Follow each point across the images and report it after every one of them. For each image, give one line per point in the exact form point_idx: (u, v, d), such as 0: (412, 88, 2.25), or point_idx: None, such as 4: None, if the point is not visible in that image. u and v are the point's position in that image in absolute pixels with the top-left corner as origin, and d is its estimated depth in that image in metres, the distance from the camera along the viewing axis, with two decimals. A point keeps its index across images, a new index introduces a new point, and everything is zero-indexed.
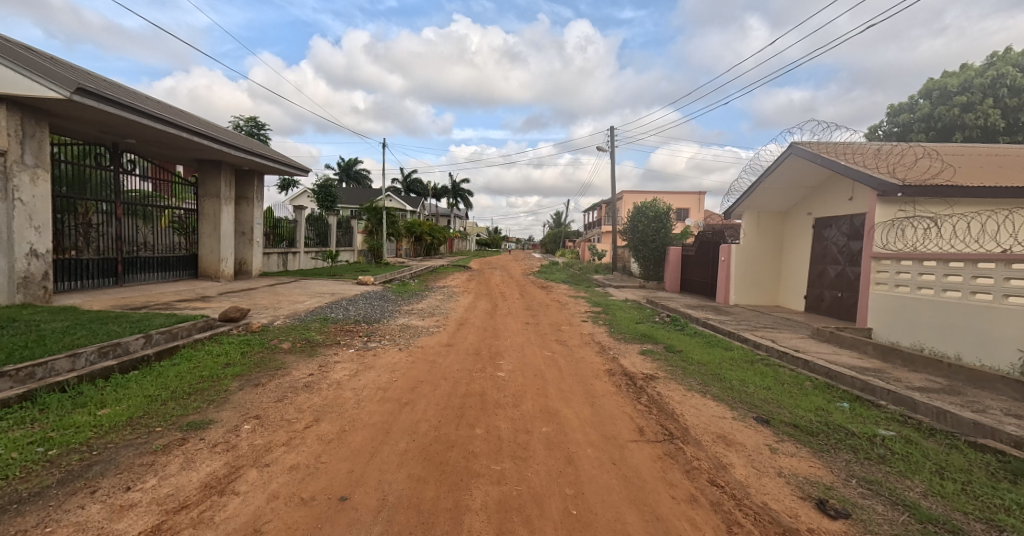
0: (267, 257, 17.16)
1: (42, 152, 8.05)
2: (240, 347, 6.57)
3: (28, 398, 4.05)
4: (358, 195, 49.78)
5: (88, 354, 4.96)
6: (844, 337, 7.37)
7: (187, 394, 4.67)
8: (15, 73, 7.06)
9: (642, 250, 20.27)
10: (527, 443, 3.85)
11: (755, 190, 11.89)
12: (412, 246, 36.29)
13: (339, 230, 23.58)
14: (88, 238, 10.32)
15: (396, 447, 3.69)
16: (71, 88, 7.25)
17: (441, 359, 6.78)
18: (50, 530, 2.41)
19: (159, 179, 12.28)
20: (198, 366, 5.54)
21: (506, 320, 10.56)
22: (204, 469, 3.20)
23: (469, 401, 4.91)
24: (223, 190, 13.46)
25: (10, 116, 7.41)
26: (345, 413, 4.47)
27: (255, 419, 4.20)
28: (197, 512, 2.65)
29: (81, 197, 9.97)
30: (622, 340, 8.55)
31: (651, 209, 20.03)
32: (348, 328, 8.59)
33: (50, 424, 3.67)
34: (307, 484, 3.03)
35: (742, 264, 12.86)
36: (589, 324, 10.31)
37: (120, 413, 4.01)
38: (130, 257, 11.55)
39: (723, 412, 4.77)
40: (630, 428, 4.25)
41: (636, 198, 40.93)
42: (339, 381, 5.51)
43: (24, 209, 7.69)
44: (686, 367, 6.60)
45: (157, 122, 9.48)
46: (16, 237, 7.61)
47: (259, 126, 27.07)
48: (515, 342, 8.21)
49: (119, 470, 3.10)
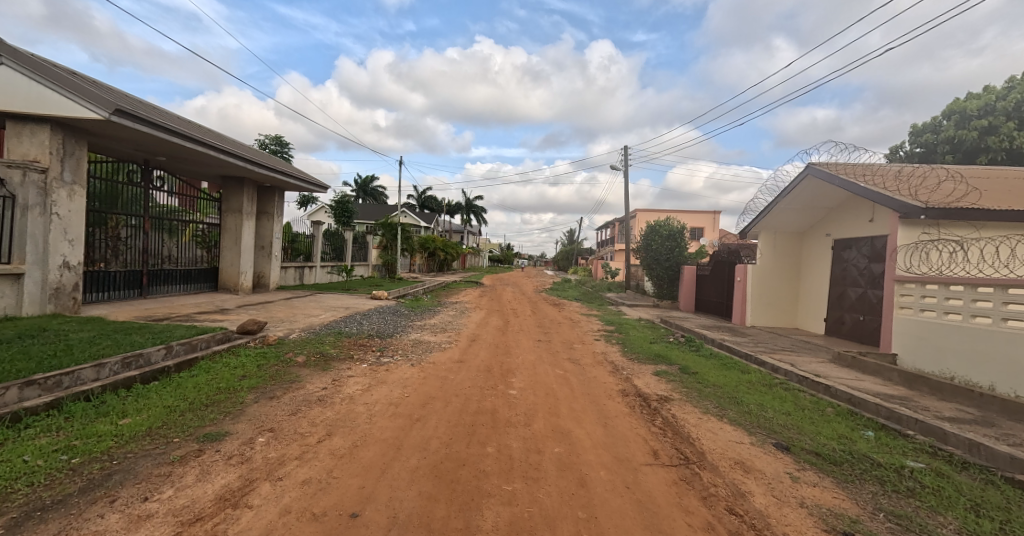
0: (285, 271, 17.48)
1: (79, 169, 8.41)
2: (257, 360, 6.65)
3: (54, 406, 4.16)
4: (373, 211, 50.76)
5: (112, 364, 5.08)
6: (867, 363, 7.18)
7: (204, 405, 4.74)
8: (60, 96, 7.44)
9: (656, 268, 20.12)
10: (539, 463, 3.81)
11: (771, 209, 11.76)
12: (425, 261, 36.75)
13: (355, 245, 24.00)
14: (116, 250, 10.66)
15: (407, 464, 3.69)
16: (109, 109, 7.59)
17: (452, 375, 6.77)
18: None
19: (186, 195, 12.68)
20: (215, 378, 5.63)
21: (517, 337, 10.49)
22: (219, 481, 3.23)
23: (480, 418, 4.90)
24: (245, 206, 13.88)
25: (53, 135, 7.78)
26: (356, 428, 4.50)
27: (270, 432, 4.23)
28: (211, 524, 2.67)
29: (111, 211, 10.33)
30: (635, 360, 8.42)
31: (664, 227, 19.97)
32: (361, 342, 8.67)
33: (74, 433, 3.76)
34: (318, 500, 3.03)
35: (758, 285, 12.68)
36: (601, 343, 10.22)
37: (141, 424, 4.08)
38: (155, 270, 11.87)
39: (741, 436, 4.66)
40: (644, 451, 4.18)
41: (648, 216, 40.94)
42: (351, 396, 5.54)
43: (61, 222, 8.02)
44: (702, 389, 6.47)
45: (186, 140, 9.79)
46: (51, 250, 7.90)
47: (283, 144, 28.12)
48: (527, 360, 8.14)
49: (137, 481, 3.14)
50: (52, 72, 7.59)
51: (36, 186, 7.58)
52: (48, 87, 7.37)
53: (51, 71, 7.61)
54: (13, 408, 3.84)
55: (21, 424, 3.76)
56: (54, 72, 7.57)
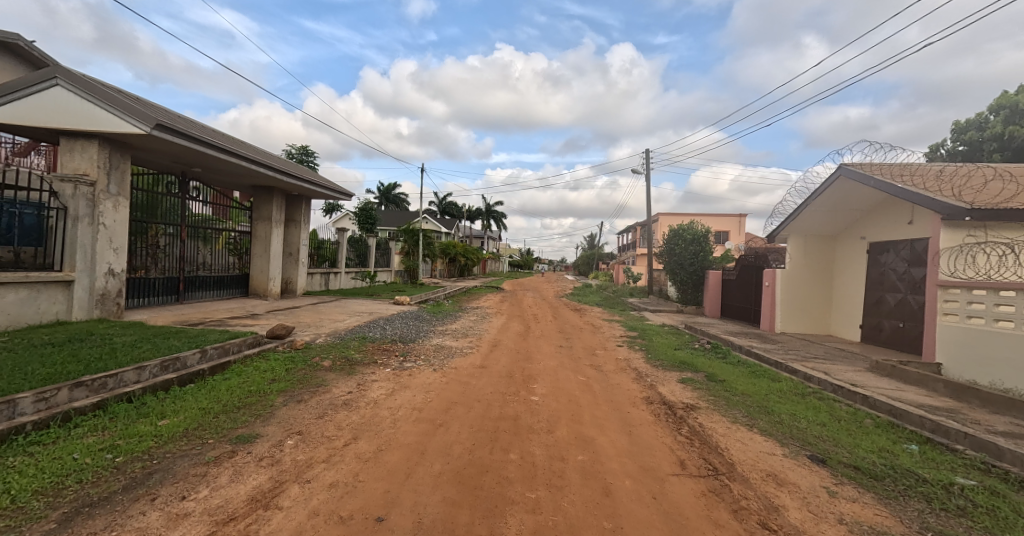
0: (311, 277, 17.90)
1: (124, 182, 8.86)
2: (285, 364, 6.82)
3: (100, 407, 4.38)
4: (395, 218, 51.55)
5: (151, 367, 5.30)
6: (908, 372, 6.88)
7: (237, 408, 4.90)
8: (108, 113, 7.87)
9: (679, 272, 19.78)
10: (563, 471, 3.79)
11: (801, 212, 11.44)
12: (446, 266, 37.06)
13: (378, 251, 24.40)
14: (155, 258, 11.14)
15: (431, 469, 3.72)
16: (151, 124, 7.98)
17: (474, 381, 6.79)
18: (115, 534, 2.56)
19: (220, 205, 13.15)
20: (247, 381, 5.81)
21: (539, 343, 10.45)
22: (251, 482, 3.33)
23: (502, 424, 4.90)
24: (274, 214, 14.31)
25: (101, 150, 8.24)
26: (381, 432, 4.57)
27: (298, 435, 4.33)
28: (244, 524, 2.75)
29: (151, 221, 10.81)
30: (659, 367, 8.28)
31: (688, 231, 19.63)
32: (384, 347, 8.80)
33: (118, 432, 3.94)
34: (345, 503, 3.09)
35: (788, 290, 12.31)
36: (624, 349, 10.08)
37: (178, 425, 4.24)
38: (191, 276, 12.35)
39: (773, 447, 4.53)
40: (670, 461, 4.10)
41: (671, 220, 40.33)
42: (375, 400, 5.63)
43: (106, 232, 8.45)
44: (730, 397, 6.32)
45: (220, 152, 10.18)
46: (98, 258, 8.32)
47: (309, 154, 28.90)
48: (549, 366, 8.09)
49: (175, 480, 3.26)
50: (101, 91, 8.04)
51: (86, 198, 7.99)
52: (97, 104, 7.81)
53: (100, 89, 8.07)
54: (64, 407, 4.06)
55: (70, 423, 3.97)
56: (102, 90, 8.02)
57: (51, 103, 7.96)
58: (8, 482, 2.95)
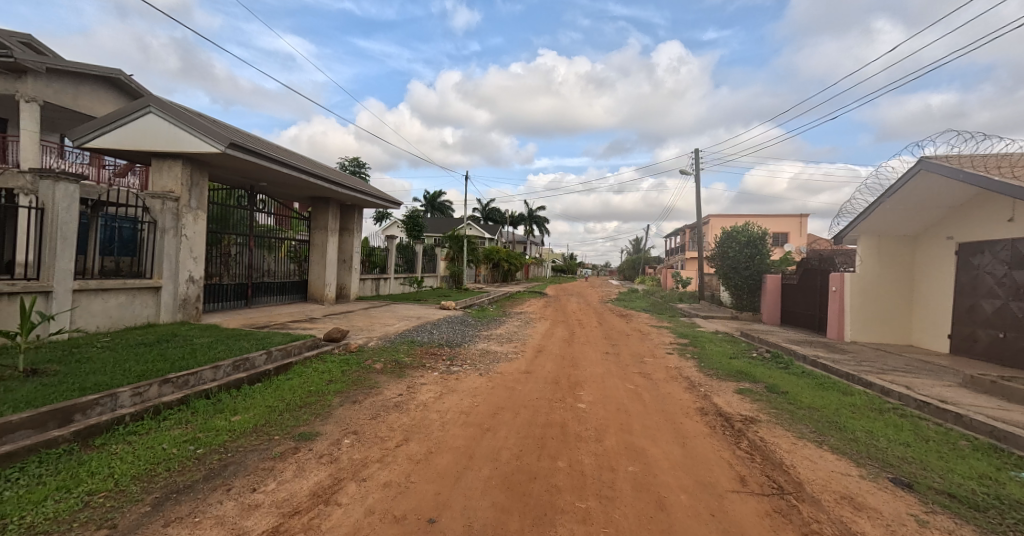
0: (362, 282, 18.65)
1: (203, 197, 9.66)
2: (341, 366, 7.14)
3: (184, 402, 4.78)
4: (441, 224, 52.71)
5: (225, 367, 5.72)
6: (1010, 389, 6.18)
7: (299, 407, 5.17)
8: (190, 135, 8.64)
9: (733, 277, 18.89)
10: (613, 481, 3.70)
11: (874, 211, 10.60)
12: (490, 272, 37.38)
13: (425, 257, 25.04)
14: (227, 265, 12.03)
15: (479, 474, 3.75)
16: (225, 143, 8.66)
17: (520, 386, 6.79)
18: (199, 520, 2.78)
19: (282, 215, 14.01)
20: (307, 381, 6.13)
21: (584, 349, 10.29)
22: (313, 478, 3.50)
23: (549, 431, 4.86)
24: (330, 223, 15.05)
25: (184, 169, 9.05)
26: (431, 434, 4.66)
27: (354, 435, 4.51)
28: (308, 518, 2.90)
29: (224, 231, 11.69)
30: (714, 377, 7.92)
31: (743, 234, 18.73)
32: (432, 351, 8.99)
33: (198, 426, 4.28)
34: (398, 503, 3.17)
35: (861, 296, 11.43)
36: (674, 357, 9.74)
37: (249, 421, 4.54)
38: (257, 282, 13.23)
39: (847, 468, 4.21)
40: (729, 477, 3.91)
41: (723, 222, 38.64)
42: (425, 403, 5.75)
43: (188, 242, 9.22)
44: (795, 411, 5.94)
45: (284, 167, 10.88)
46: (181, 266, 9.09)
47: (361, 165, 30.19)
48: (595, 373, 7.96)
49: (247, 472, 3.49)
50: (184, 115, 8.83)
51: (171, 212, 8.80)
52: (181, 127, 8.59)
53: (183, 113, 8.86)
54: (154, 401, 4.48)
55: (159, 416, 4.37)
56: (185, 114, 8.80)
57: (145, 129, 8.80)
58: (111, 467, 3.30)
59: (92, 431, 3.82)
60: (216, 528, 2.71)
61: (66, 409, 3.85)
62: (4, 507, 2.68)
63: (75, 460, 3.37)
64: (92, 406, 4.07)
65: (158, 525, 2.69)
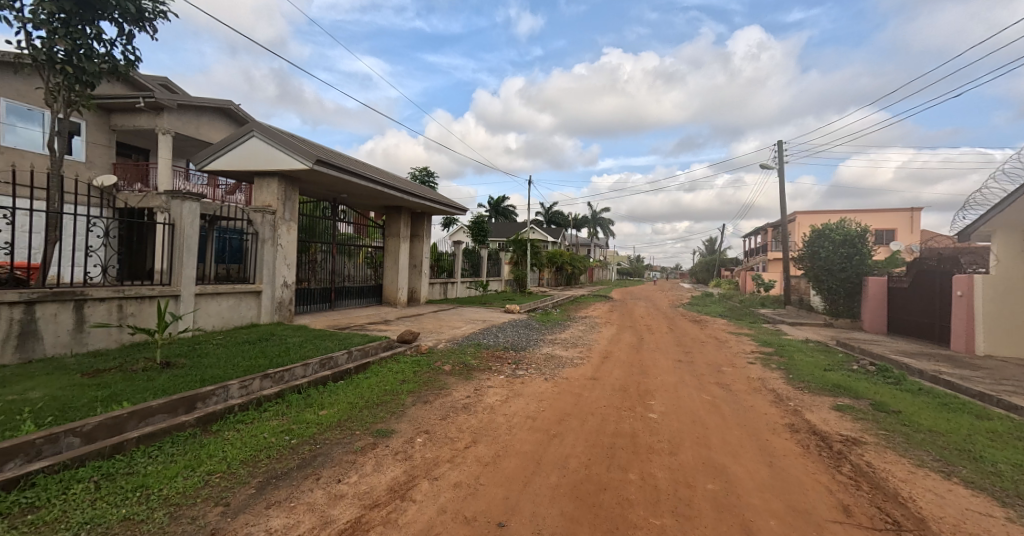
0: (431, 286, 19.27)
1: (295, 210, 10.48)
2: (412, 366, 7.35)
3: (280, 395, 5.19)
4: (505, 229, 53.31)
5: (313, 364, 6.10)
6: None
7: (376, 404, 5.37)
8: (284, 155, 9.46)
9: (825, 279, 17.13)
10: (691, 498, 3.41)
11: (1014, 201, 9.02)
12: (553, 275, 37.09)
13: (490, 261, 25.38)
14: (313, 271, 12.98)
15: (547, 480, 3.62)
16: (311, 159, 9.36)
17: (587, 393, 6.57)
18: (291, 506, 2.98)
19: (360, 224, 14.88)
20: (382, 381, 6.37)
21: (654, 356, 9.79)
22: (389, 473, 3.57)
23: (619, 441, 4.62)
24: (402, 230, 15.72)
25: (280, 185, 9.91)
26: (498, 438, 4.60)
27: (425, 434, 4.58)
28: (385, 512, 2.96)
29: (311, 240, 12.63)
30: (806, 391, 7.16)
31: (838, 232, 16.92)
32: (498, 354, 9.01)
33: (292, 418, 4.59)
34: (469, 504, 3.13)
35: (1000, 302, 9.80)
36: (757, 367, 8.96)
37: (333, 416, 4.78)
38: (340, 286, 14.15)
39: (987, 506, 3.55)
40: (829, 504, 3.45)
41: (811, 220, 35.33)
42: (492, 406, 5.73)
43: (282, 250, 10.03)
44: (911, 434, 5.17)
45: (362, 179, 11.55)
46: (277, 272, 9.90)
47: (429, 174, 31.35)
48: (667, 381, 7.51)
49: (333, 464, 3.65)
50: (278, 135, 9.69)
51: (270, 224, 9.66)
52: (277, 148, 9.43)
53: (277, 134, 9.73)
54: (256, 394, 4.91)
55: (260, 407, 4.79)
56: (279, 135, 9.65)
57: (251, 152, 9.67)
58: (225, 451, 3.71)
59: (212, 418, 4.33)
60: (308, 514, 2.89)
61: (191, 397, 4.36)
62: (148, 479, 3.18)
63: (198, 443, 3.86)
64: (210, 396, 4.57)
65: (262, 507, 2.96)
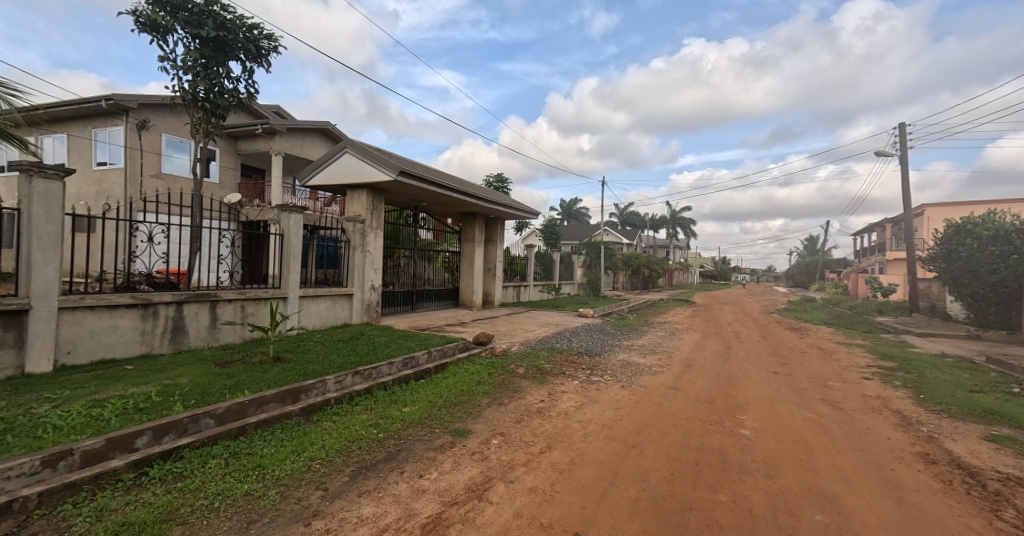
0: (505, 289, 19.38)
1: (383, 219, 10.96)
2: (487, 368, 7.31)
3: (369, 391, 5.37)
4: (578, 232, 52.45)
5: (397, 363, 6.26)
6: None
7: (453, 404, 5.35)
8: (371, 168, 9.97)
9: (969, 283, 14.51)
10: (796, 528, 2.93)
11: None
12: (629, 279, 35.69)
13: (562, 264, 25.00)
14: (397, 275, 13.61)
15: (626, 493, 3.30)
16: (395, 171, 9.76)
17: (667, 403, 6.07)
18: (376, 497, 3.03)
19: (438, 230, 15.35)
20: (459, 381, 6.38)
21: (745, 366, 8.87)
22: (466, 472, 3.48)
23: (706, 457, 4.14)
24: (477, 235, 15.96)
25: (369, 197, 10.46)
26: (573, 444, 4.33)
27: (501, 436, 4.44)
28: (463, 511, 2.90)
29: (395, 246, 13.25)
30: (944, 415, 6.01)
31: (984, 227, 14.13)
32: (572, 359, 8.70)
33: (379, 413, 4.71)
34: (545, 510, 2.95)
35: None
36: (874, 384, 7.75)
37: (415, 413, 4.82)
38: (421, 290, 14.72)
39: None
40: None
41: (941, 213, 30.41)
42: (566, 411, 5.48)
43: (370, 256, 10.52)
44: None
45: (440, 189, 11.86)
46: (365, 276, 10.40)
47: (503, 180, 31.68)
48: (761, 395, 6.73)
49: (414, 459, 3.65)
50: (367, 149, 10.26)
51: (360, 232, 10.24)
52: (365, 162, 9.97)
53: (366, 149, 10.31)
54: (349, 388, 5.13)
55: (351, 400, 4.99)
56: (367, 149, 10.21)
57: (344, 168, 10.30)
58: (324, 439, 3.88)
59: (314, 408, 4.56)
60: (394, 506, 2.93)
61: (296, 389, 4.62)
62: (264, 459, 3.44)
63: (302, 430, 4.06)
64: (311, 389, 4.82)
65: (354, 494, 3.05)
